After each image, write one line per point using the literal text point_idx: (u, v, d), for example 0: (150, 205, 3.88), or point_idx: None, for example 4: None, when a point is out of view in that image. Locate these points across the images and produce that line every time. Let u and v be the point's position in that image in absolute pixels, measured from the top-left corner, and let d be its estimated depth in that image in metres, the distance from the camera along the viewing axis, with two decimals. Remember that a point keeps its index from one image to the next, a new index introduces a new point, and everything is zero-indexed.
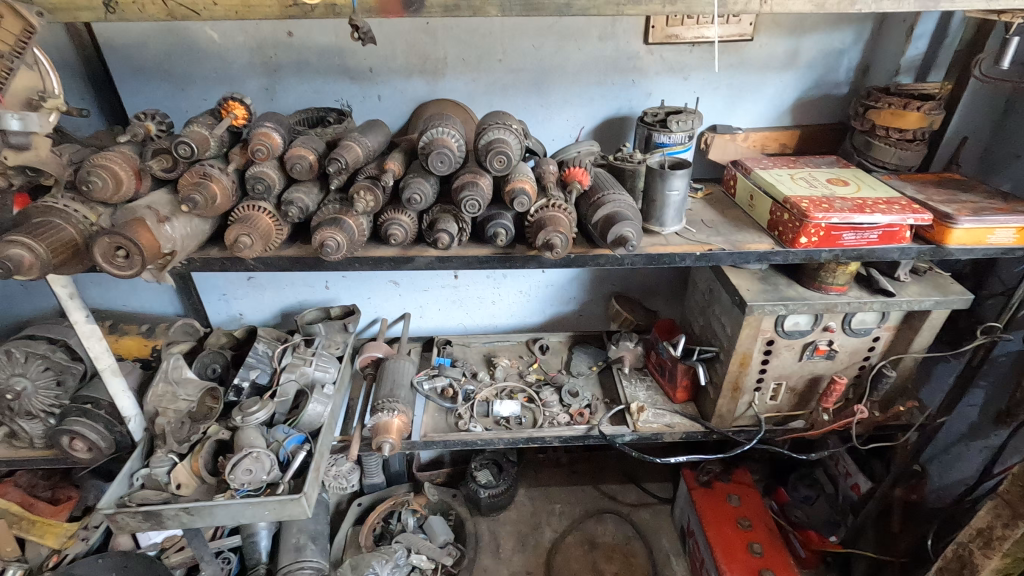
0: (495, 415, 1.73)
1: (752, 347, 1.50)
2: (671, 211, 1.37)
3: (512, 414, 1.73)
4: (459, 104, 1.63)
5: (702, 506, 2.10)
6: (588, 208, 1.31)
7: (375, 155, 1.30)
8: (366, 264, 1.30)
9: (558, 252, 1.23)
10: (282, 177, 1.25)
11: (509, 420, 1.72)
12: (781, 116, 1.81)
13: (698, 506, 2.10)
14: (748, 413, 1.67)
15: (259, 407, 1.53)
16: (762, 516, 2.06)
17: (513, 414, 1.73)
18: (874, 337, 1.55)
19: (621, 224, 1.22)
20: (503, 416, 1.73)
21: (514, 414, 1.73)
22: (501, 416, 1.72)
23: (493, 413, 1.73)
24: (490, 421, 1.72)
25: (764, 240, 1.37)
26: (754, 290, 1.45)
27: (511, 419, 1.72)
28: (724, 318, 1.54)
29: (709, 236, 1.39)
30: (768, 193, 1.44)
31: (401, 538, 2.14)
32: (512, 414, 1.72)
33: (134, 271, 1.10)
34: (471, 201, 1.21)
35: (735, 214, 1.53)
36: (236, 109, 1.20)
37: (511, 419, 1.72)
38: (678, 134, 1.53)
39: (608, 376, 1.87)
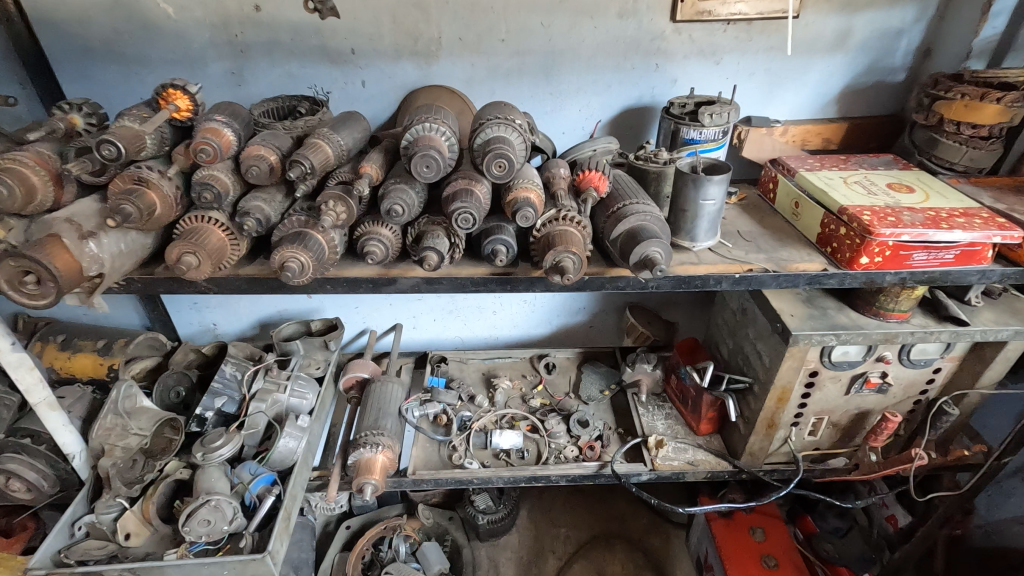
0: (494, 447, 1.53)
1: (793, 381, 1.29)
2: (705, 223, 1.14)
3: (513, 447, 1.53)
4: (454, 91, 1.40)
5: (722, 540, 1.90)
6: (606, 221, 1.09)
7: (351, 155, 1.09)
8: (340, 287, 1.09)
9: (571, 277, 1.01)
10: (238, 182, 1.04)
11: (509, 453, 1.52)
12: (826, 106, 1.58)
13: (718, 542, 1.90)
14: (782, 449, 1.46)
15: (223, 442, 1.34)
16: (789, 554, 1.85)
17: (514, 448, 1.53)
18: (934, 368, 1.33)
19: (647, 243, 1.00)
20: (503, 450, 1.53)
21: (516, 447, 1.53)
22: (501, 450, 1.52)
23: (492, 445, 1.53)
24: (489, 456, 1.52)
25: (815, 260, 1.15)
26: (800, 316, 1.23)
27: (512, 453, 1.52)
28: (760, 345, 1.33)
29: (748, 253, 1.17)
30: (818, 201, 1.22)
31: (391, 569, 1.94)
32: (513, 446, 1.53)
33: (49, 300, 0.90)
34: (464, 214, 1.00)
35: (776, 225, 1.30)
36: (178, 99, 0.99)
37: (511, 453, 1.52)
38: (711, 129, 1.30)
39: (622, 402, 1.67)
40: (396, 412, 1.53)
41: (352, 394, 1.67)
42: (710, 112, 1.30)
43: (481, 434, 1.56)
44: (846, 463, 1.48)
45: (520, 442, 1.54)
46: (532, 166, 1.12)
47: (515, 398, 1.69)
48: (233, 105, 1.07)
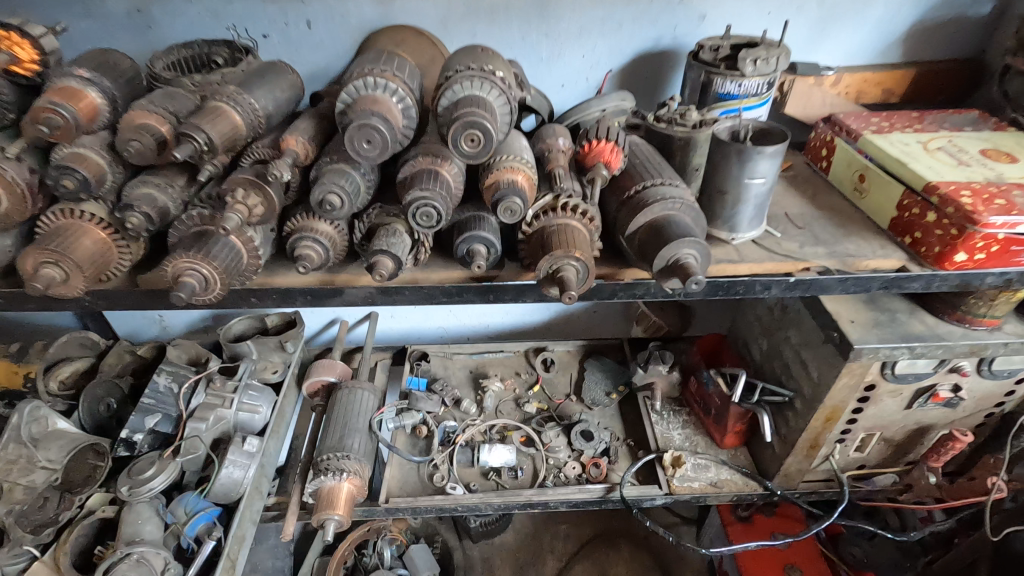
0: (483, 465, 1.31)
1: (847, 399, 1.04)
2: (750, 208, 0.87)
3: (504, 464, 1.30)
4: (423, 33, 1.09)
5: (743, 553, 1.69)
6: (620, 209, 0.83)
7: (271, 123, 0.80)
8: (271, 300, 0.83)
9: (574, 295, 0.73)
10: (123, 163, 0.77)
11: (501, 471, 1.30)
12: (890, 49, 1.26)
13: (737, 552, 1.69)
14: (822, 468, 1.23)
15: (155, 472, 1.12)
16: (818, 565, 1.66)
17: (506, 466, 1.30)
18: (1017, 379, 1.09)
19: (676, 243, 0.73)
20: (493, 468, 1.30)
21: (508, 465, 1.30)
22: (490, 467, 1.30)
23: (480, 463, 1.31)
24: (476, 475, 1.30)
25: (892, 255, 0.88)
26: (862, 324, 0.97)
27: (504, 472, 1.30)
28: (806, 354, 1.07)
29: (803, 246, 0.90)
30: (893, 174, 0.94)
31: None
32: (504, 464, 1.30)
33: None
34: (425, 206, 0.73)
35: (833, 204, 1.03)
36: (18, 47, 0.74)
37: (503, 472, 1.30)
38: (752, 80, 1.01)
39: (631, 406, 1.44)
40: (367, 425, 1.30)
41: (317, 400, 1.44)
42: (755, 57, 1.01)
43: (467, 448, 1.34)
44: (895, 482, 1.26)
45: (514, 458, 1.31)
46: (521, 135, 0.84)
47: (507, 402, 1.46)
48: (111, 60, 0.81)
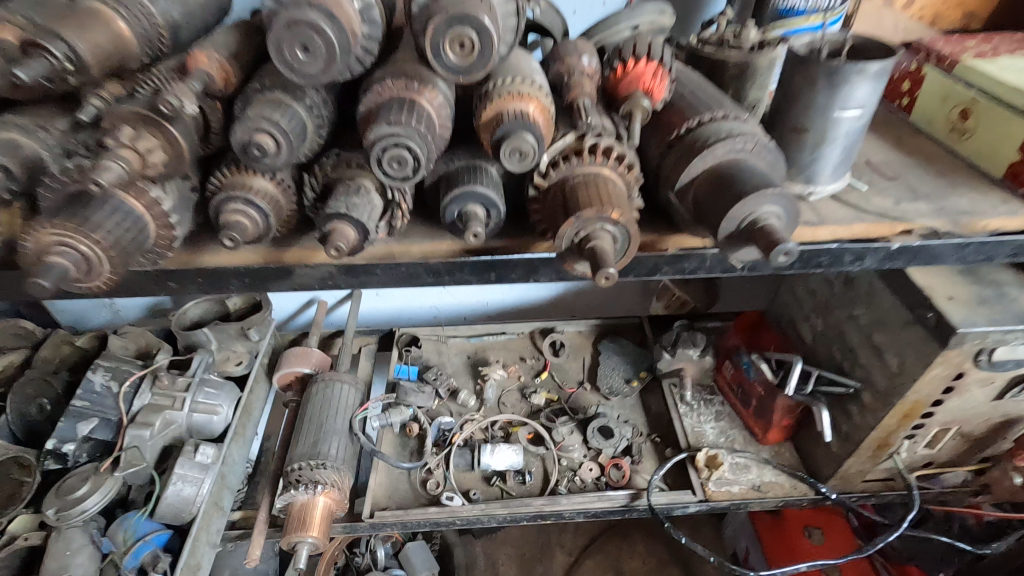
0: (483, 468, 1.12)
1: (933, 393, 0.85)
2: (839, 150, 0.65)
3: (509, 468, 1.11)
4: None
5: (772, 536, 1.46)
6: (664, 155, 0.61)
7: (181, 39, 0.58)
8: (197, 285, 0.63)
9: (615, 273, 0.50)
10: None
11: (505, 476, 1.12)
12: None
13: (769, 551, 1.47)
14: (885, 468, 1.04)
15: (89, 489, 0.91)
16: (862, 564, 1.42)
17: (511, 470, 1.11)
18: None
19: (752, 198, 0.52)
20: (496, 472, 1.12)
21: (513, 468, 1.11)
22: (492, 471, 1.12)
23: (480, 467, 1.12)
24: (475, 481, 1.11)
25: (1018, 212, 0.67)
26: (963, 301, 0.77)
27: (510, 476, 1.11)
28: (880, 338, 0.87)
29: (899, 202, 0.69)
30: (1014, 109, 0.73)
31: None
32: (510, 467, 1.11)
33: None
34: (396, 149, 0.51)
35: (922, 150, 0.81)
36: None
37: (508, 475, 1.11)
38: None
39: (655, 396, 1.24)
40: (347, 425, 1.10)
41: (290, 394, 1.24)
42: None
43: (465, 449, 1.15)
44: (967, 482, 1.07)
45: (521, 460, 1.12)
46: (531, 54, 0.61)
47: (512, 393, 1.27)
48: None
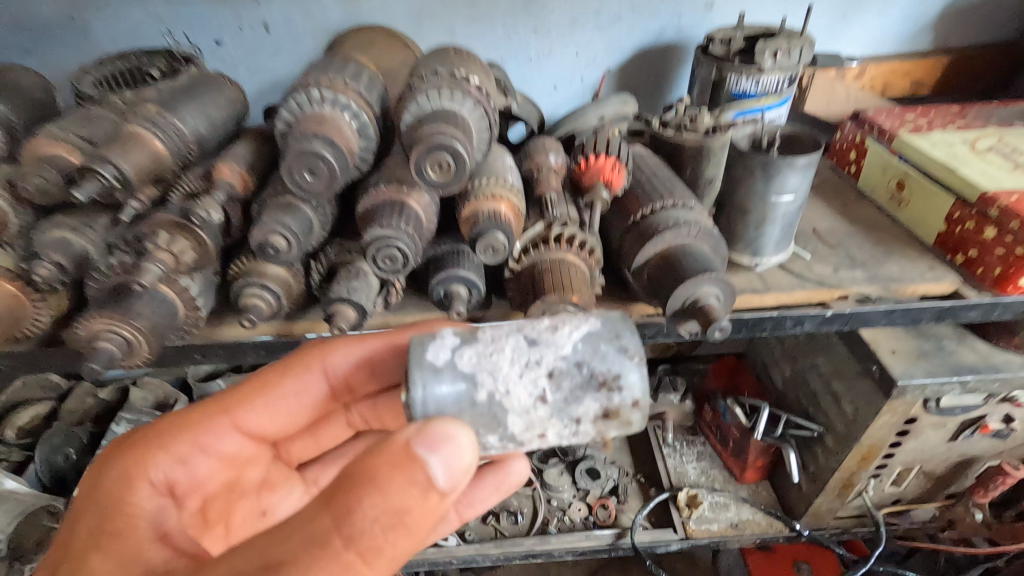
0: (548, 434, 0.44)
1: (884, 438, 0.92)
2: (778, 229, 0.73)
3: (581, 367, 0.42)
4: (396, 36, 0.97)
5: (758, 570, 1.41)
6: (625, 236, 0.69)
7: (210, 149, 0.69)
8: (218, 355, 0.70)
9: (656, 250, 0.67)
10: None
11: (619, 416, 0.43)
12: (916, 33, 1.12)
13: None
14: (856, 505, 1.10)
15: None
16: None
17: (627, 367, 0.43)
18: None
19: (692, 282, 0.60)
20: (587, 421, 0.43)
21: (581, 368, 0.42)
22: (563, 415, 0.43)
23: (512, 407, 0.43)
24: (518, 440, 0.44)
25: (943, 278, 0.75)
26: (905, 354, 0.84)
27: (626, 381, 0.43)
28: (839, 387, 0.95)
29: (837, 270, 0.77)
30: (942, 185, 0.81)
31: None
32: (546, 364, 0.43)
33: None
34: (387, 250, 0.59)
35: (865, 214, 0.90)
36: None
37: (619, 388, 0.43)
38: (772, 75, 0.87)
39: (641, 438, 1.31)
40: None
41: None
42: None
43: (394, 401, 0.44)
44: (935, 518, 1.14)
45: (624, 311, 0.46)
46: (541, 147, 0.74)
47: None
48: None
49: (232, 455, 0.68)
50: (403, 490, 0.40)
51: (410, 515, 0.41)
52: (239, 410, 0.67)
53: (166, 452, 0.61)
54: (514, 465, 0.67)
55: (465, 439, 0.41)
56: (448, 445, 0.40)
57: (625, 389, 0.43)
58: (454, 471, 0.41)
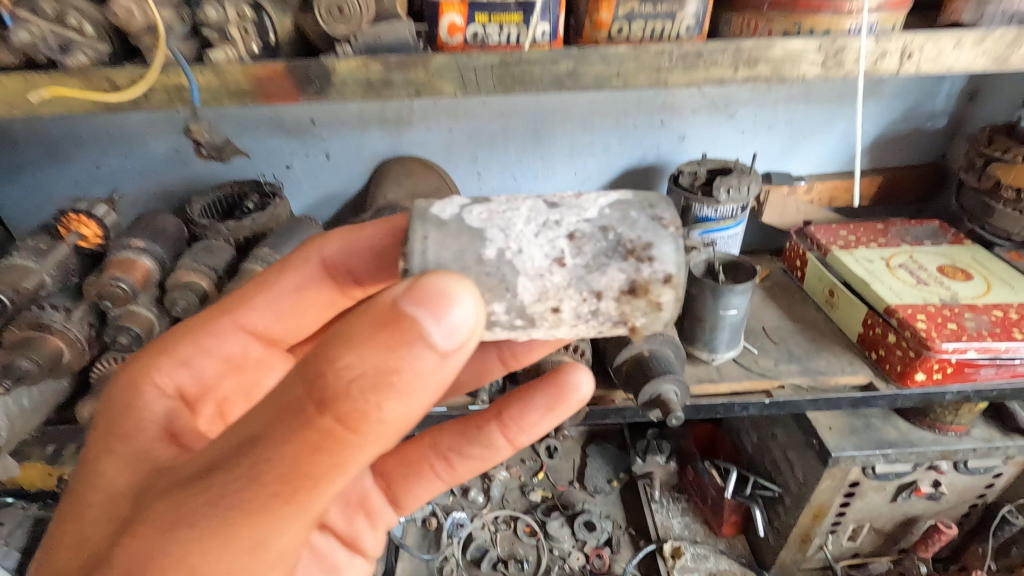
0: (567, 305, 0.46)
1: (830, 499, 1.11)
2: (726, 333, 0.95)
3: (606, 232, 0.46)
4: (430, 165, 1.22)
5: None
6: (609, 340, 0.90)
7: None
8: None
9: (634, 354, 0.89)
10: (83, 299, 0.84)
11: (648, 293, 0.46)
12: (857, 156, 1.34)
13: None
14: (818, 557, 1.28)
15: None
16: None
17: (657, 238, 0.46)
18: (994, 475, 1.15)
19: (656, 381, 0.81)
20: (610, 296, 0.46)
21: (606, 233, 0.46)
22: (586, 284, 0.46)
23: (528, 275, 0.46)
24: (528, 315, 0.47)
25: (859, 373, 0.97)
26: (839, 430, 1.04)
27: (656, 251, 0.46)
28: (793, 455, 1.14)
29: (778, 365, 0.99)
30: (860, 296, 1.02)
31: None
32: (567, 228, 0.47)
33: None
34: None
35: (807, 315, 1.12)
36: (86, 226, 0.86)
37: (648, 258, 0.46)
38: (728, 205, 1.09)
39: (632, 494, 1.49)
40: None
41: None
42: (915, 51, 0.58)
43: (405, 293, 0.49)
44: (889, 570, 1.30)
45: (656, 197, 0.50)
46: None
47: (513, 490, 1.49)
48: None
49: (239, 356, 0.67)
50: (405, 361, 0.39)
51: (398, 374, 0.39)
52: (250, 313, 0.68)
53: (169, 355, 0.61)
54: (575, 382, 0.64)
55: (465, 299, 0.39)
56: (438, 308, 0.39)
57: (654, 262, 0.46)
58: (452, 333, 0.39)
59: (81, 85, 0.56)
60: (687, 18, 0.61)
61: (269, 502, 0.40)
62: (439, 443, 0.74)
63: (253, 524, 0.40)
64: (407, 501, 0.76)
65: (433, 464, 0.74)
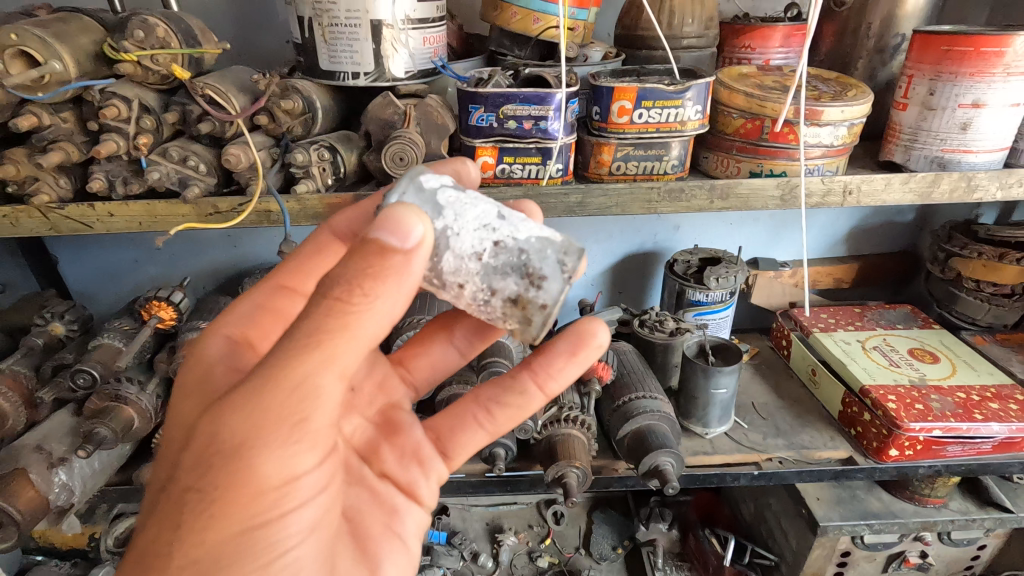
0: (466, 288, 0.50)
1: (823, 567, 1.18)
2: (717, 410, 1.05)
3: (520, 252, 0.49)
4: None
5: None
6: (612, 414, 1.01)
7: None
8: None
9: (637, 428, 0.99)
10: (152, 374, 0.97)
11: (525, 309, 0.50)
12: (836, 245, 1.49)
13: None
14: None
15: None
16: None
17: (554, 277, 0.49)
18: (978, 546, 1.21)
19: (654, 453, 0.91)
20: (498, 297, 0.50)
21: (521, 254, 0.49)
22: (485, 280, 0.49)
23: (452, 256, 0.49)
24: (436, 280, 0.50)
25: (839, 448, 1.07)
26: (826, 501, 1.13)
27: (548, 285, 0.49)
28: (787, 524, 1.22)
29: (767, 439, 1.09)
30: (838, 375, 1.14)
31: None
32: (498, 235, 0.49)
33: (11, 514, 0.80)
34: None
35: (793, 392, 1.22)
36: (162, 310, 0.98)
37: (539, 287, 0.49)
38: (718, 291, 1.22)
39: (637, 561, 1.54)
40: None
41: None
42: (856, 190, 0.74)
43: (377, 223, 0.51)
44: None
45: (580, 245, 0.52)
46: None
47: (521, 556, 1.54)
48: (104, 139, 0.66)
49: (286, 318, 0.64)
50: (383, 267, 0.41)
51: (373, 269, 0.40)
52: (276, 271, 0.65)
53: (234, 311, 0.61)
54: (595, 329, 0.63)
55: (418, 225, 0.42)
56: (403, 230, 0.41)
57: (540, 294, 0.49)
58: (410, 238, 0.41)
59: (196, 221, 0.73)
60: (672, 160, 0.76)
61: (296, 394, 0.42)
62: (479, 393, 0.69)
63: (289, 381, 0.42)
64: (458, 453, 0.70)
65: (474, 413, 0.69)
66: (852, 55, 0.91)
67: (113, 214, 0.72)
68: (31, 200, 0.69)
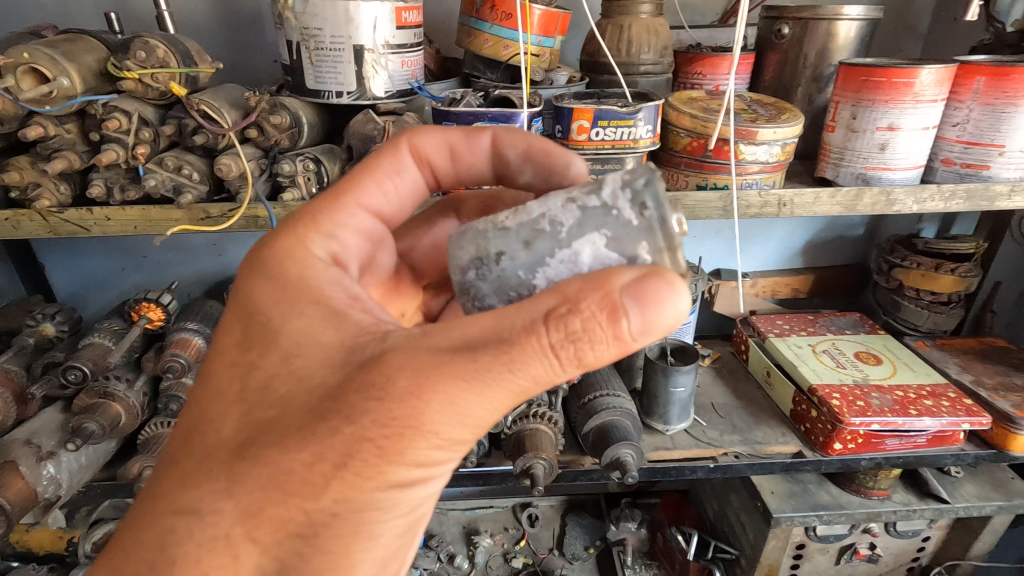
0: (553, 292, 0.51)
1: (779, 558, 1.25)
2: (676, 408, 1.13)
3: None
4: None
5: None
6: (578, 412, 1.08)
7: None
8: None
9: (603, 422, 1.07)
10: (140, 372, 1.02)
11: None
12: (791, 257, 1.59)
13: None
14: None
15: None
16: None
17: None
18: (923, 538, 1.30)
19: (615, 446, 0.98)
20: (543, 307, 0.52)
21: None
22: None
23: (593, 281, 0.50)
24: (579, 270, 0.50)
25: (789, 443, 1.15)
26: (780, 494, 1.20)
27: None
28: (745, 519, 1.29)
29: (724, 435, 1.16)
30: (789, 376, 1.22)
31: None
32: None
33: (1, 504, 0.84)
34: None
35: (750, 393, 1.30)
36: (151, 311, 1.03)
37: None
38: None
39: (608, 561, 1.59)
40: None
41: None
42: (789, 203, 0.84)
43: (619, 226, 0.49)
44: None
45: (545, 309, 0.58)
46: None
47: (496, 557, 1.58)
48: (106, 149, 0.72)
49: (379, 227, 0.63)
50: (604, 347, 0.43)
51: (608, 346, 0.43)
52: (404, 184, 0.66)
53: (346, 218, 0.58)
54: None
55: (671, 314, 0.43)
56: (653, 315, 0.42)
57: None
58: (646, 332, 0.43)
59: (188, 224, 0.78)
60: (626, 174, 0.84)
61: (473, 413, 0.45)
62: None
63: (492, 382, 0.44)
64: None
65: None
66: (791, 83, 1.01)
67: (110, 218, 0.77)
68: (33, 205, 0.74)
